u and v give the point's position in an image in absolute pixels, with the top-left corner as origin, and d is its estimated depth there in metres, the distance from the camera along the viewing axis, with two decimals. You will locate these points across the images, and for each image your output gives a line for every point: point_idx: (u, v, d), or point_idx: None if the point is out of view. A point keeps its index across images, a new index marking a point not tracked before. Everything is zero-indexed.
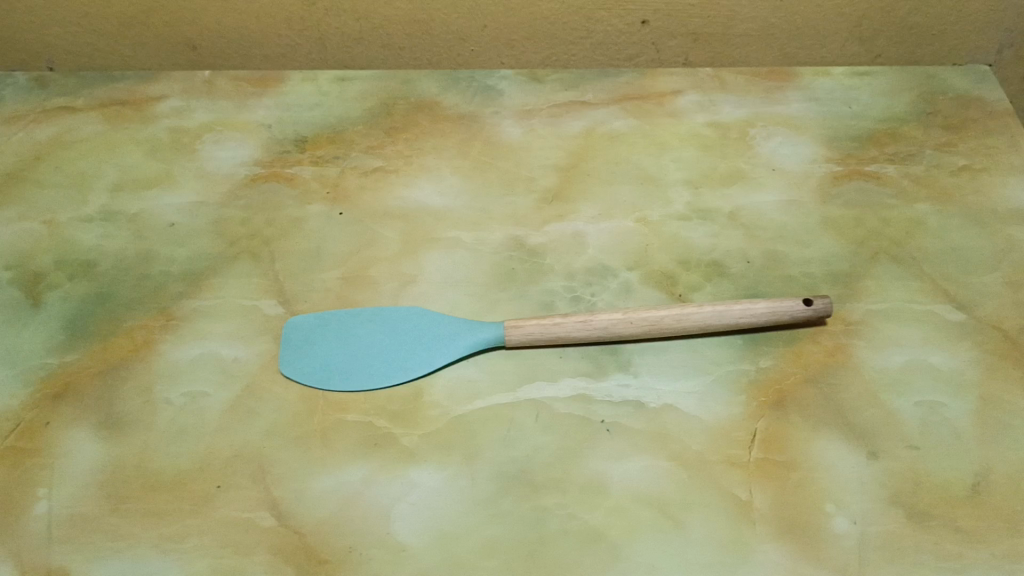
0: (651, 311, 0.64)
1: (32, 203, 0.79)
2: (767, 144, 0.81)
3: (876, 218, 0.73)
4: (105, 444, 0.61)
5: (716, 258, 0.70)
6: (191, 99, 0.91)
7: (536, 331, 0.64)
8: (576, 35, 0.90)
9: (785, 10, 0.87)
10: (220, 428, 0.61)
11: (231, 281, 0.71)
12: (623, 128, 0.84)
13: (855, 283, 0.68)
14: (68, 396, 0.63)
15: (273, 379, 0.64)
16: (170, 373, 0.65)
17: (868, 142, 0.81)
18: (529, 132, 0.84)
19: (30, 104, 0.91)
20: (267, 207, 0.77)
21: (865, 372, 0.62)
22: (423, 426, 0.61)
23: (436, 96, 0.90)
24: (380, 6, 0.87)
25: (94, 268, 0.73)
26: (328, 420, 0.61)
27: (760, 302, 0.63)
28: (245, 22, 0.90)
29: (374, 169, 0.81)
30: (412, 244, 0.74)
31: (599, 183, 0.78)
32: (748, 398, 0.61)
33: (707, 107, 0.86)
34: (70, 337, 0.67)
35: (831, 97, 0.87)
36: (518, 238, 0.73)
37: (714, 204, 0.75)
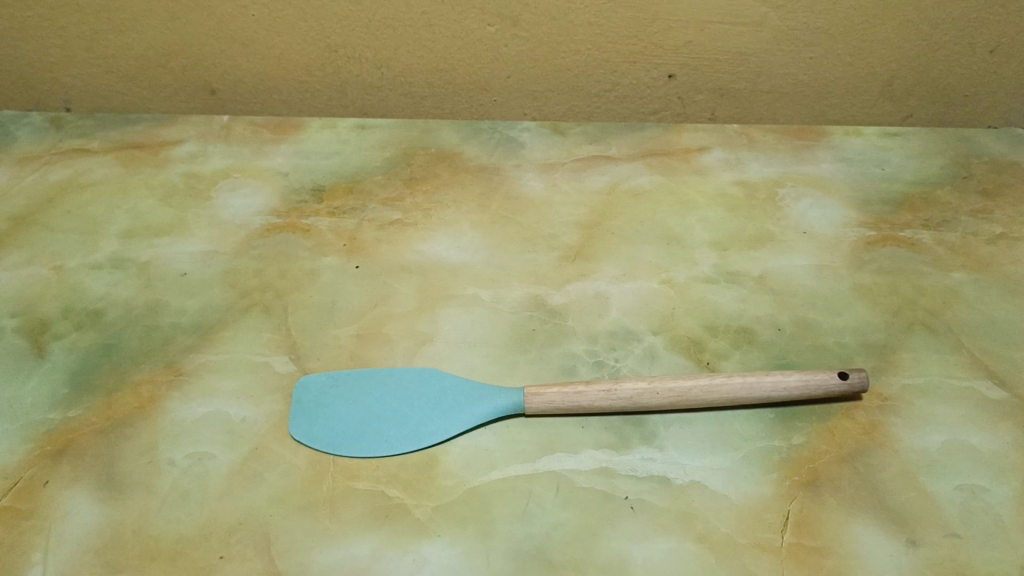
0: (678, 381, 0.61)
1: (41, 248, 0.77)
2: (797, 205, 0.79)
3: (911, 286, 0.71)
4: (104, 506, 0.57)
5: (745, 324, 0.68)
6: (207, 144, 0.89)
7: (557, 399, 0.61)
8: (600, 88, 0.89)
9: (814, 67, 0.86)
10: (224, 493, 0.58)
11: (241, 334, 0.69)
12: (647, 185, 0.82)
13: (890, 355, 0.65)
14: (67, 453, 0.61)
15: (281, 442, 0.61)
16: (175, 433, 0.62)
17: (901, 206, 0.79)
18: (551, 186, 0.82)
19: (45, 144, 0.89)
20: (281, 258, 0.75)
21: (903, 452, 0.59)
22: (438, 498, 0.57)
23: (456, 147, 0.88)
24: (403, 55, 0.86)
25: (102, 318, 0.71)
26: (337, 488, 0.58)
27: (792, 375, 0.61)
28: (265, 68, 0.89)
29: (392, 222, 0.79)
30: (429, 300, 0.71)
31: (622, 241, 0.76)
32: (780, 476, 0.58)
33: (735, 165, 0.84)
34: (74, 390, 0.65)
35: (861, 158, 0.85)
36: (538, 297, 0.71)
37: (741, 266, 0.73)
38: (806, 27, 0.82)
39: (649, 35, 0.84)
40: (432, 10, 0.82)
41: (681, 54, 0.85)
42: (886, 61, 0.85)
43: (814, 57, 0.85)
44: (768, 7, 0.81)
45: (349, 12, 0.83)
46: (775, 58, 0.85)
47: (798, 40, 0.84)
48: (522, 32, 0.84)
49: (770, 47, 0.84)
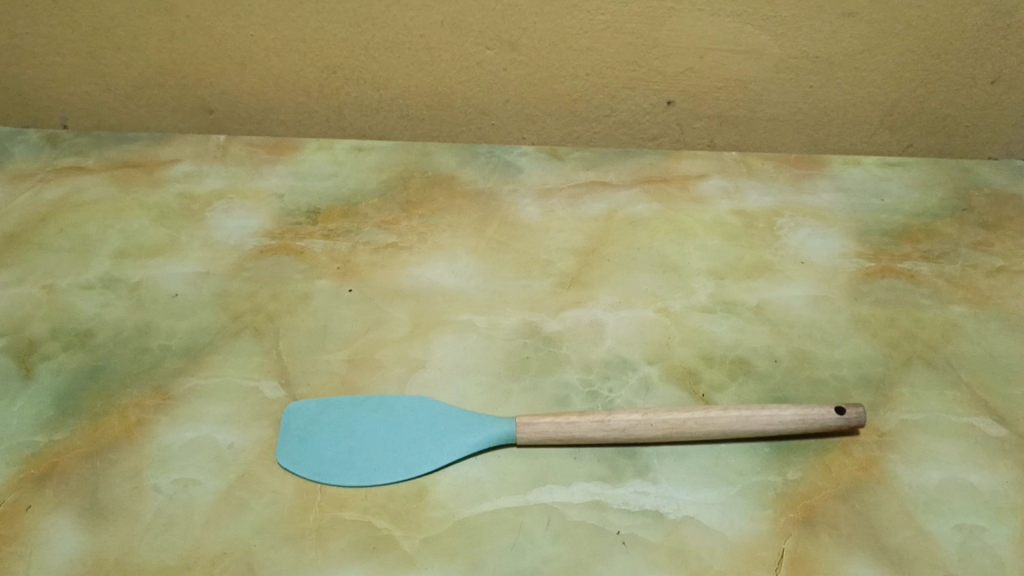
0: (673, 413, 0.60)
1: (32, 267, 0.76)
2: (795, 235, 0.78)
3: (910, 318, 0.70)
4: (86, 533, 0.56)
5: (741, 355, 0.67)
6: (204, 164, 0.89)
7: (550, 429, 0.60)
8: (599, 113, 0.88)
9: (814, 96, 0.86)
10: (209, 522, 0.57)
11: (231, 358, 0.68)
12: (645, 212, 0.81)
13: (888, 389, 0.64)
14: (51, 478, 0.60)
15: (268, 469, 0.60)
16: (161, 458, 0.61)
17: (900, 237, 0.78)
18: (547, 212, 0.82)
19: (40, 162, 0.89)
20: (274, 281, 0.75)
21: (900, 489, 0.58)
22: (426, 530, 0.56)
23: (454, 171, 0.88)
24: (401, 77, 0.86)
25: (91, 339, 0.70)
26: (324, 518, 0.57)
27: (788, 409, 0.60)
28: (263, 89, 0.88)
29: (387, 245, 0.78)
30: (422, 326, 0.70)
31: (619, 269, 0.75)
32: (775, 513, 0.57)
33: (733, 193, 0.84)
34: (60, 413, 0.64)
35: (861, 188, 0.84)
36: (532, 324, 0.70)
37: (739, 296, 0.72)
38: (806, 56, 0.82)
39: (648, 62, 0.83)
40: (432, 33, 0.82)
41: (680, 80, 0.85)
42: (886, 91, 0.85)
43: (814, 85, 0.85)
44: (767, 35, 0.81)
45: (348, 33, 0.83)
46: (775, 86, 0.85)
47: (797, 69, 0.83)
48: (521, 56, 0.83)
49: (770, 75, 0.84)
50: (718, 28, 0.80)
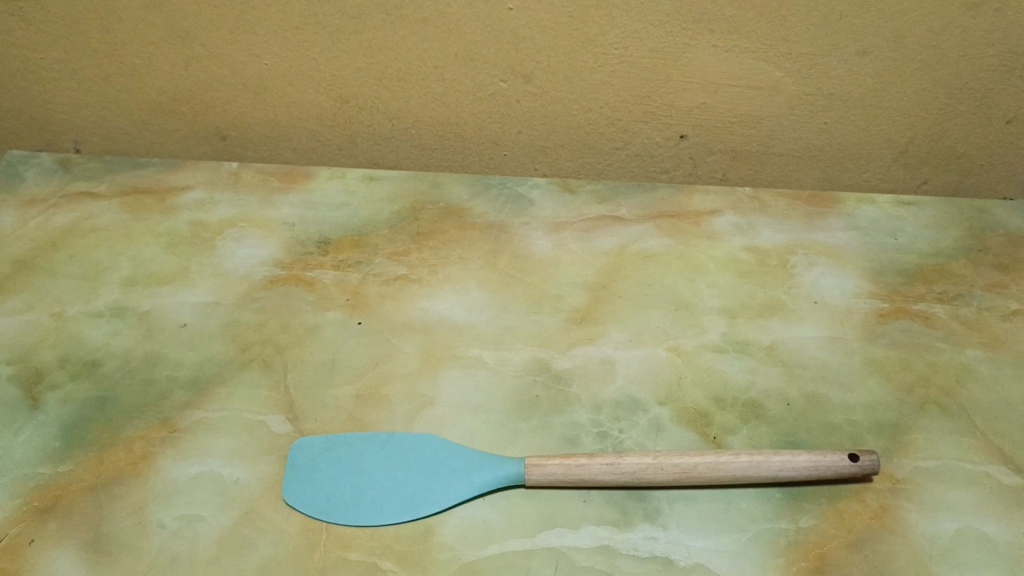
0: (684, 457, 0.60)
1: (42, 294, 0.76)
2: (808, 273, 0.78)
3: (924, 362, 0.69)
4: (89, 569, 0.56)
5: (753, 397, 0.66)
6: (215, 192, 0.89)
7: (559, 471, 0.59)
8: (612, 146, 0.88)
9: (828, 133, 0.85)
10: (213, 560, 0.56)
11: (239, 391, 0.67)
12: (657, 248, 0.81)
13: (902, 435, 0.64)
14: (55, 511, 0.59)
15: (274, 506, 0.59)
16: (166, 493, 0.60)
17: (915, 278, 0.77)
18: (559, 246, 0.81)
19: (52, 186, 0.89)
20: (283, 312, 0.74)
21: (914, 539, 0.57)
22: (432, 572, 0.55)
23: (465, 203, 0.87)
24: (414, 107, 0.86)
25: (99, 368, 0.69)
26: (330, 559, 0.56)
27: (801, 455, 0.59)
28: (276, 116, 0.89)
29: (397, 277, 0.78)
30: (431, 361, 0.70)
31: (629, 305, 0.75)
32: (787, 561, 0.56)
33: (746, 230, 0.83)
34: (66, 444, 0.63)
35: (875, 226, 0.83)
36: (542, 361, 0.70)
37: (751, 335, 0.71)
38: (821, 93, 0.82)
39: (662, 96, 0.83)
40: (446, 64, 0.82)
41: (693, 115, 0.85)
42: (901, 128, 0.85)
43: (828, 122, 0.84)
44: (782, 72, 0.81)
45: (363, 63, 0.83)
46: (789, 122, 0.85)
47: (812, 105, 0.83)
48: (535, 88, 0.83)
49: (784, 111, 0.84)
50: (732, 64, 0.80)
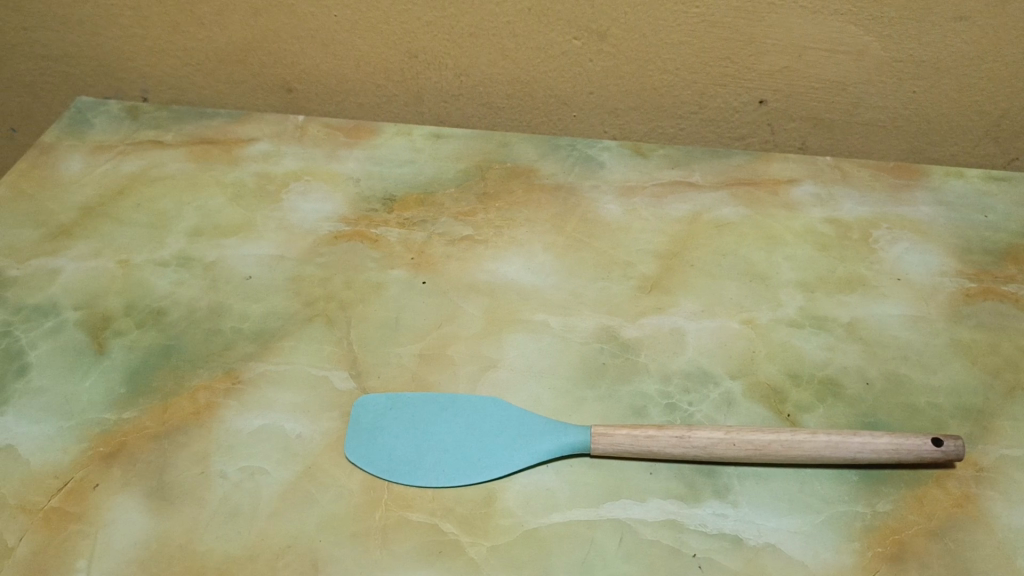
0: (757, 433, 0.57)
1: (109, 241, 0.77)
2: (892, 249, 0.74)
3: (1013, 346, 0.66)
4: (152, 516, 0.56)
5: (831, 375, 0.64)
6: (282, 144, 0.87)
7: (627, 442, 0.58)
8: (686, 110, 0.85)
9: (916, 102, 0.81)
10: (275, 513, 0.56)
11: (303, 346, 0.67)
12: (731, 217, 0.78)
13: (988, 422, 0.61)
14: (120, 457, 0.59)
15: (335, 463, 0.59)
16: (229, 444, 0.60)
17: (1005, 257, 0.74)
18: (629, 211, 0.79)
19: (121, 134, 0.89)
20: (348, 268, 0.73)
21: (999, 530, 0.55)
22: (493, 537, 0.54)
23: (533, 163, 0.85)
24: (484, 64, 0.84)
25: (164, 317, 0.69)
26: (391, 518, 0.56)
27: (882, 437, 0.57)
28: (344, 69, 0.87)
29: (462, 238, 0.76)
30: (496, 323, 0.68)
31: (702, 275, 0.72)
32: (863, 546, 0.54)
33: (827, 201, 0.79)
34: (130, 391, 0.63)
35: (964, 202, 0.79)
36: (610, 328, 0.68)
37: (830, 311, 0.69)
38: (912, 60, 0.78)
39: (742, 58, 0.80)
40: (519, 20, 0.80)
41: (774, 79, 0.81)
42: (995, 99, 0.80)
43: (917, 90, 0.80)
44: (873, 36, 0.77)
45: (434, 17, 0.81)
46: (875, 90, 0.81)
47: (901, 72, 0.79)
48: (610, 47, 0.81)
49: (871, 78, 0.80)
50: (820, 27, 0.76)
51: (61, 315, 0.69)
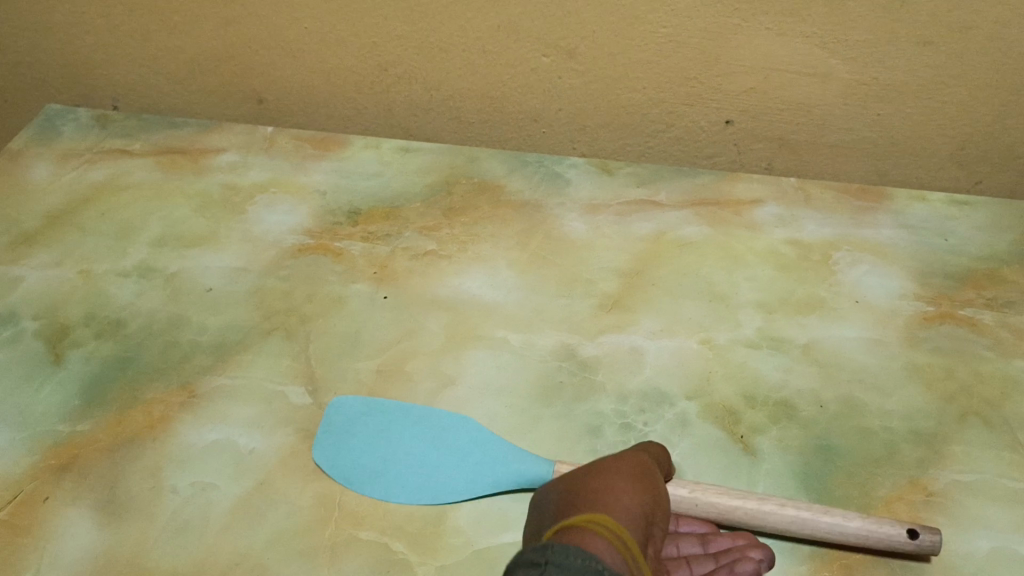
0: (724, 497, 0.56)
1: (72, 250, 0.76)
2: (852, 271, 0.75)
3: (968, 370, 0.66)
4: (101, 530, 0.55)
5: (786, 397, 0.64)
6: (250, 155, 0.87)
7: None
8: (655, 128, 0.85)
9: (882, 125, 0.82)
10: (224, 529, 0.56)
11: (261, 359, 0.67)
12: (694, 236, 0.78)
13: (940, 446, 0.61)
14: (71, 469, 0.59)
15: (287, 479, 0.58)
16: (182, 459, 0.60)
17: (964, 282, 0.74)
18: (594, 229, 0.79)
19: (89, 142, 0.88)
20: (310, 282, 0.73)
21: (946, 556, 0.55)
22: (443, 556, 0.54)
23: (500, 178, 0.85)
24: (453, 79, 0.84)
25: (123, 328, 0.69)
26: (340, 536, 0.55)
27: (855, 520, 0.54)
28: (314, 81, 0.87)
29: (426, 252, 0.77)
30: (455, 339, 0.68)
31: (663, 294, 0.72)
32: (810, 570, 0.54)
33: (790, 222, 0.80)
34: (85, 403, 0.63)
35: (925, 226, 0.80)
36: (569, 346, 0.68)
37: (788, 332, 0.69)
38: (876, 83, 0.79)
39: (709, 79, 0.80)
40: (488, 36, 0.80)
41: (740, 100, 0.82)
42: (960, 124, 0.81)
43: (882, 113, 0.81)
44: (838, 59, 0.77)
45: (404, 31, 0.81)
46: (840, 112, 0.81)
47: (866, 95, 0.80)
48: (579, 64, 0.81)
49: (837, 100, 0.81)
50: (786, 49, 0.77)
51: (19, 324, 0.69)
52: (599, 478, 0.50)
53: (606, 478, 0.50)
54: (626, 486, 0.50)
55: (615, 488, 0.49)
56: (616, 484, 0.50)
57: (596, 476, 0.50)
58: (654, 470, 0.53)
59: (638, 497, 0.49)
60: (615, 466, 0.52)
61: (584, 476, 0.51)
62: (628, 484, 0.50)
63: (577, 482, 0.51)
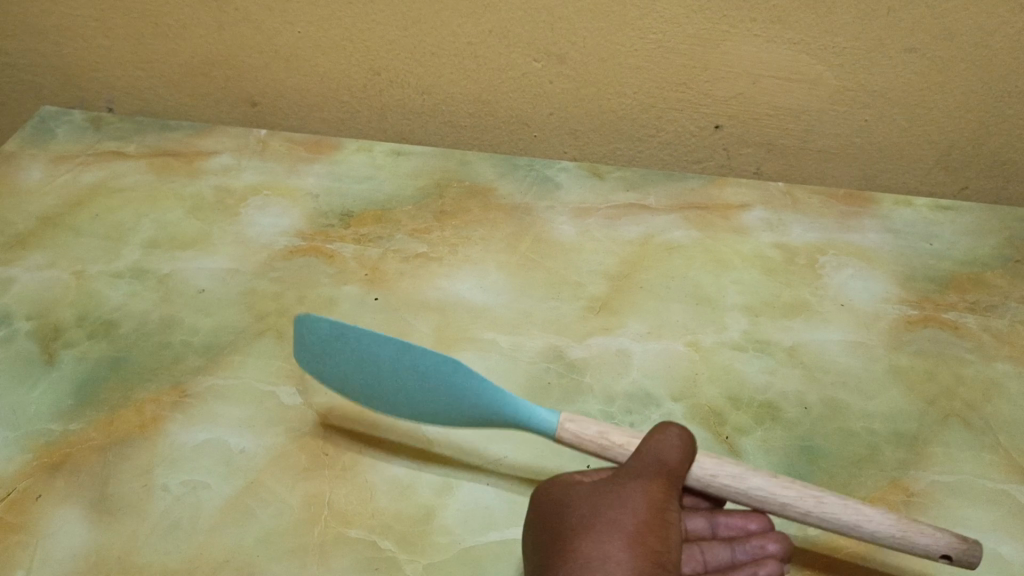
0: (746, 491, 0.51)
1: (66, 251, 0.77)
2: (837, 275, 0.76)
3: (950, 373, 0.67)
4: (92, 529, 0.56)
5: (771, 399, 0.65)
6: (243, 158, 0.88)
7: (593, 430, 0.53)
8: (644, 133, 0.86)
9: (869, 130, 0.83)
10: (214, 527, 0.56)
11: (252, 360, 0.67)
12: (682, 240, 0.79)
13: (922, 447, 0.62)
14: (63, 468, 0.59)
15: (277, 478, 0.59)
16: (173, 458, 0.60)
17: (947, 286, 0.75)
18: (583, 232, 0.80)
19: (83, 144, 0.89)
20: (301, 283, 0.74)
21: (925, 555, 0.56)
22: (430, 555, 0.55)
23: (491, 182, 0.86)
24: (445, 84, 0.85)
25: (116, 328, 0.70)
26: (329, 534, 0.56)
27: (889, 532, 0.49)
28: (307, 85, 0.88)
29: (417, 255, 0.77)
30: (444, 341, 0.69)
31: (650, 297, 0.73)
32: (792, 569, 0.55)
33: (777, 226, 0.81)
34: (78, 402, 0.64)
35: (910, 230, 0.81)
36: (557, 348, 0.69)
37: (773, 335, 0.70)
38: (864, 89, 0.80)
39: (698, 84, 0.81)
40: (479, 41, 0.81)
41: (729, 105, 0.83)
42: (945, 130, 0.82)
43: (869, 119, 0.82)
44: (825, 65, 0.78)
45: (396, 36, 0.82)
46: (827, 118, 0.82)
47: (852, 101, 0.81)
48: (569, 70, 0.82)
49: (824, 106, 0.81)
50: (773, 55, 0.78)
51: (12, 325, 0.70)
52: (592, 546, 0.48)
53: (602, 545, 0.47)
54: (626, 550, 0.47)
55: (614, 555, 0.47)
56: (614, 551, 0.47)
57: (591, 540, 0.48)
58: (664, 513, 0.49)
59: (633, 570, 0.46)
60: (615, 520, 0.48)
61: (581, 535, 0.48)
62: (623, 552, 0.47)
63: (574, 543, 0.48)
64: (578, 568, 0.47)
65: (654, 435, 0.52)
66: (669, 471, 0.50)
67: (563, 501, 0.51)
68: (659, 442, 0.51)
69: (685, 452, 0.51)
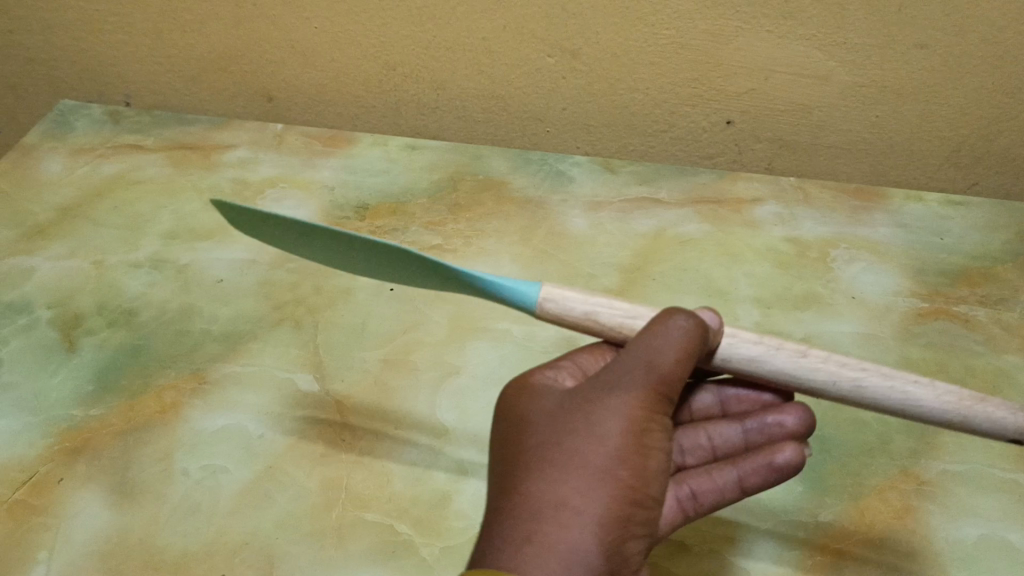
0: (783, 365, 0.48)
1: (85, 242, 0.78)
2: (848, 268, 0.76)
3: (960, 364, 0.67)
4: (113, 511, 0.57)
5: None
6: (259, 151, 0.89)
7: (579, 311, 0.49)
8: (657, 128, 0.87)
9: (880, 126, 0.84)
10: (233, 510, 0.57)
11: (270, 347, 0.68)
12: (694, 233, 0.80)
13: (932, 438, 0.62)
14: (84, 453, 0.60)
15: (295, 463, 0.60)
16: (192, 443, 0.61)
17: (958, 280, 0.76)
18: (595, 225, 0.81)
19: (101, 137, 0.91)
20: (318, 274, 0.75)
21: (936, 542, 0.56)
22: (447, 538, 0.56)
23: (504, 176, 0.87)
24: (459, 79, 0.86)
25: (135, 317, 0.71)
26: (346, 518, 0.57)
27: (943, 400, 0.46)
28: (323, 79, 0.89)
29: (432, 246, 0.78)
30: (459, 330, 0.70)
31: (663, 289, 0.74)
32: (804, 555, 0.55)
33: (788, 220, 0.82)
34: (98, 388, 0.65)
35: (921, 225, 0.82)
36: (571, 338, 0.69)
37: (785, 326, 0.70)
38: (876, 85, 0.80)
39: (710, 80, 0.82)
40: (493, 37, 0.82)
41: (741, 101, 0.83)
42: (956, 126, 0.82)
43: (880, 115, 0.83)
44: (837, 61, 0.79)
45: (412, 32, 0.83)
46: (839, 114, 0.83)
47: (864, 97, 0.81)
48: (583, 65, 0.83)
49: (836, 102, 0.82)
50: (786, 51, 0.79)
51: (34, 313, 0.71)
52: (548, 485, 0.43)
53: (559, 481, 0.43)
54: (587, 492, 0.42)
55: (571, 499, 0.42)
56: (574, 494, 0.42)
57: (548, 478, 0.43)
58: (642, 441, 0.44)
59: (594, 516, 0.42)
60: (579, 449, 0.43)
61: (540, 467, 0.44)
62: (583, 496, 0.42)
63: (530, 475, 0.44)
64: (532, 505, 0.42)
65: (655, 329, 0.45)
66: (659, 378, 0.45)
67: (529, 421, 0.46)
68: (658, 336, 0.45)
69: (684, 350, 0.45)
